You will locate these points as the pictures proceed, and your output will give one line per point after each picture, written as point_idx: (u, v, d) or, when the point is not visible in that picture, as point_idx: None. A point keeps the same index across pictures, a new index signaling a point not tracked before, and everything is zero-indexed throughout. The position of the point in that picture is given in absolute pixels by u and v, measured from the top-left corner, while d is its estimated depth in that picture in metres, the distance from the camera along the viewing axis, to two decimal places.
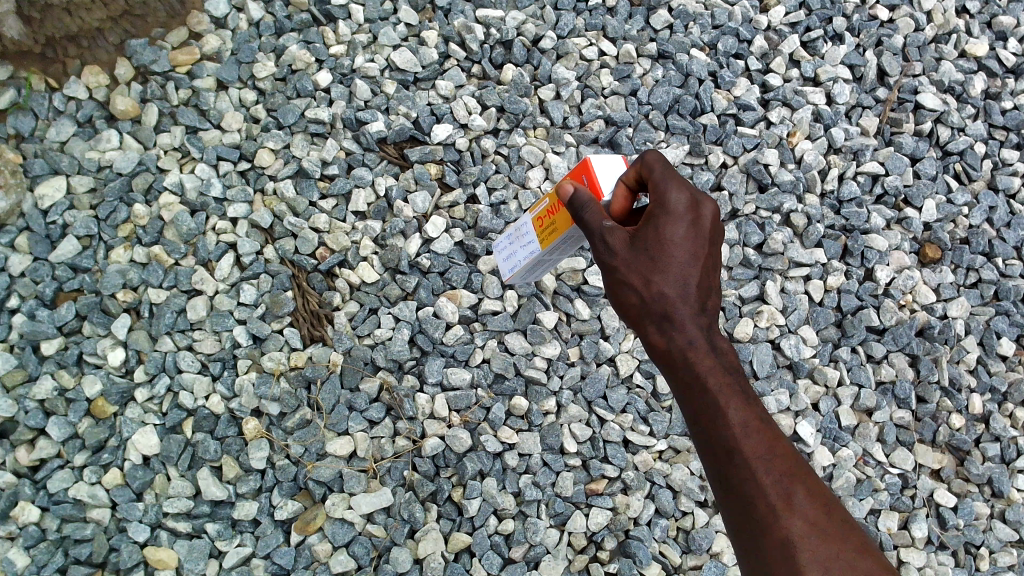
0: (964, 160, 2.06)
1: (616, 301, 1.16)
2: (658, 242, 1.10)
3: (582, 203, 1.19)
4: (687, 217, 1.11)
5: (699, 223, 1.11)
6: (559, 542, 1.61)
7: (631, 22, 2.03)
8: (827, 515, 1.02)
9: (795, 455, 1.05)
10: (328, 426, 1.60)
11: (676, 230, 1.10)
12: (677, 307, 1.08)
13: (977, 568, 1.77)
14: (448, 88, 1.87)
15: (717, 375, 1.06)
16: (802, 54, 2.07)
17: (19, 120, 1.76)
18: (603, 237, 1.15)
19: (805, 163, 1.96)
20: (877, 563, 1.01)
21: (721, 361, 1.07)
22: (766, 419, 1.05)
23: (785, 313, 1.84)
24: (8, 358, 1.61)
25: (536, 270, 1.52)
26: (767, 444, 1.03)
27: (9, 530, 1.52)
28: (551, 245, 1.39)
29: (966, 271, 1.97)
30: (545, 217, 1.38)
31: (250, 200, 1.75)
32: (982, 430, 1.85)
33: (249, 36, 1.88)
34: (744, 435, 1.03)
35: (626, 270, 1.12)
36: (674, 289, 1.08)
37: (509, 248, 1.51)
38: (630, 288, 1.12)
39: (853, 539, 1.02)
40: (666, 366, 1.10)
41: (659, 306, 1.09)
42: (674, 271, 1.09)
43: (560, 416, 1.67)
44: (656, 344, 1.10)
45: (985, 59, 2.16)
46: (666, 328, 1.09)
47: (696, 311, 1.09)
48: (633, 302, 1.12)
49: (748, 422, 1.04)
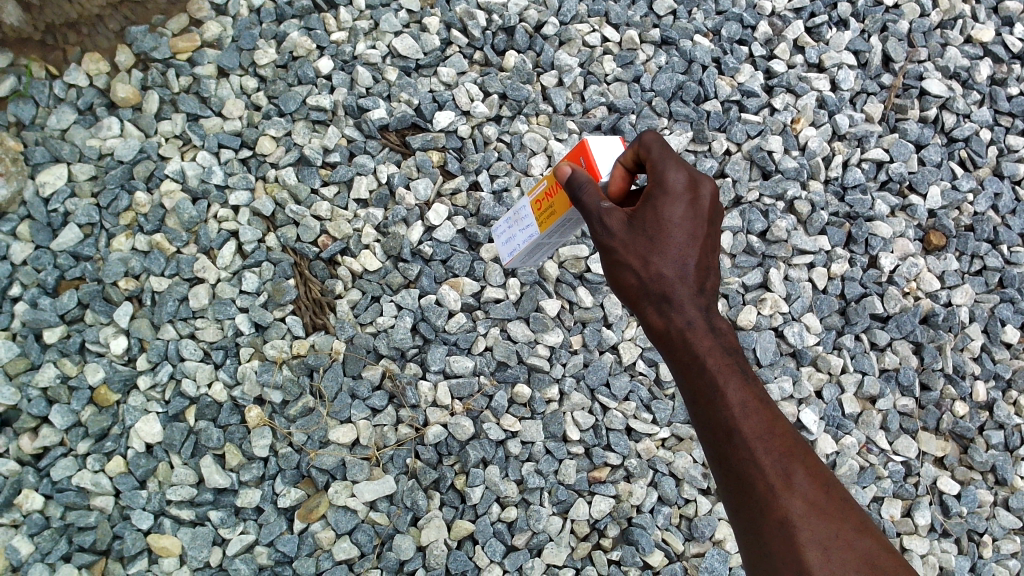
0: (969, 147, 2.05)
1: (614, 282, 1.15)
2: (656, 222, 1.09)
3: (580, 183, 1.19)
4: (685, 197, 1.10)
5: (698, 203, 1.10)
6: (561, 530, 1.61)
7: (635, 7, 2.00)
8: (827, 495, 1.02)
9: (794, 435, 1.05)
10: (330, 414, 1.60)
11: (674, 209, 1.09)
12: (675, 287, 1.08)
13: (980, 555, 1.76)
14: (450, 75, 1.86)
15: (716, 356, 1.05)
16: (806, 40, 2.05)
17: (19, 108, 1.75)
18: (602, 217, 1.15)
19: (808, 150, 1.95)
20: (878, 542, 1.00)
21: (720, 341, 1.07)
22: (765, 399, 1.05)
23: (789, 300, 1.83)
24: (10, 346, 1.61)
25: (537, 254, 1.52)
26: (767, 424, 1.03)
27: (13, 518, 1.53)
28: (550, 228, 1.38)
29: (971, 258, 1.96)
30: (543, 199, 1.38)
31: (251, 187, 1.75)
32: (985, 418, 1.85)
33: (249, 23, 1.86)
34: (743, 415, 1.03)
35: (624, 250, 1.11)
36: (673, 270, 1.08)
37: (509, 231, 1.52)
38: (628, 269, 1.11)
39: (854, 519, 1.02)
40: (665, 347, 1.10)
41: (658, 286, 1.08)
42: (672, 252, 1.08)
43: (562, 403, 1.67)
44: (655, 325, 1.10)
45: (990, 45, 2.15)
46: (665, 308, 1.08)
47: (695, 292, 1.08)
48: (632, 283, 1.11)
49: (747, 402, 1.03)
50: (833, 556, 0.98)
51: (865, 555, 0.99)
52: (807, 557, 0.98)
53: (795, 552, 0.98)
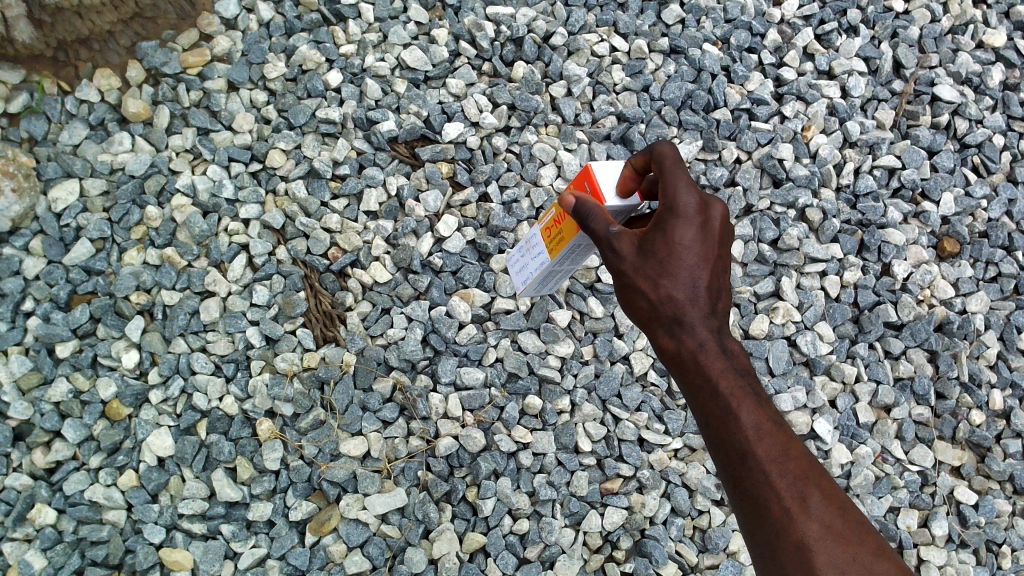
0: (983, 152, 2.03)
1: (626, 304, 1.15)
2: (667, 245, 1.08)
3: (587, 210, 1.19)
4: (696, 219, 1.09)
5: (709, 225, 1.09)
6: (574, 542, 1.60)
7: (643, 18, 2.01)
8: (842, 517, 1.01)
9: (809, 457, 1.03)
10: (341, 426, 1.60)
11: (685, 232, 1.08)
12: (687, 309, 1.07)
13: (999, 566, 1.74)
14: (459, 87, 1.87)
15: (729, 378, 1.04)
16: (816, 47, 2.04)
17: (32, 124, 1.77)
18: (611, 243, 1.15)
19: (819, 157, 1.94)
20: (895, 565, 0.99)
21: (733, 364, 1.05)
22: (779, 422, 1.04)
23: (801, 309, 1.82)
24: (23, 361, 1.62)
25: (550, 281, 1.51)
26: (781, 446, 1.02)
27: (26, 532, 1.53)
28: (561, 254, 1.37)
29: (986, 264, 1.94)
30: (553, 226, 1.37)
31: (262, 200, 1.75)
32: (1003, 426, 1.83)
33: (260, 37, 1.88)
34: (757, 438, 1.01)
35: (635, 273, 1.11)
36: (684, 292, 1.07)
37: (523, 260, 1.53)
38: (639, 293, 1.11)
39: (870, 542, 1.01)
40: (677, 370, 1.09)
41: (669, 309, 1.08)
42: (682, 274, 1.07)
43: (573, 415, 1.66)
44: (667, 347, 1.09)
45: (1002, 50, 2.14)
46: (676, 331, 1.07)
47: (707, 313, 1.07)
48: (643, 306, 1.11)
49: (760, 424, 1.02)
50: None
51: None
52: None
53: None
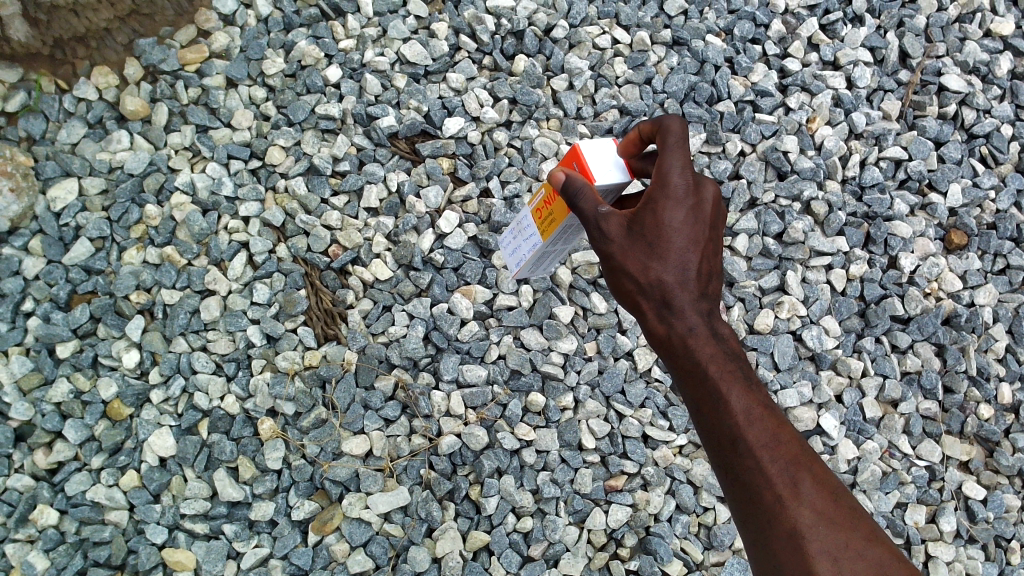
0: (990, 143, 2.00)
1: (614, 287, 1.14)
2: (656, 227, 1.07)
3: (575, 189, 1.14)
4: (687, 201, 1.07)
5: (700, 207, 1.08)
6: (578, 539, 1.58)
7: (645, 9, 1.98)
8: (834, 503, 0.99)
9: (800, 442, 1.03)
10: (343, 425, 1.59)
11: (676, 215, 1.07)
12: (675, 293, 1.06)
13: (1008, 562, 1.73)
14: (460, 81, 1.85)
15: (718, 363, 1.04)
16: (821, 38, 2.01)
17: (30, 122, 1.75)
18: (599, 223, 1.12)
19: (825, 149, 1.91)
20: (887, 550, 0.97)
21: (721, 347, 1.05)
22: (769, 405, 1.03)
23: (807, 303, 1.79)
24: (24, 361, 1.62)
25: (543, 263, 1.49)
26: (771, 431, 1.01)
27: (29, 533, 1.53)
28: (552, 236, 1.36)
29: (993, 257, 1.92)
30: (544, 208, 1.35)
31: (262, 198, 1.74)
32: (1012, 420, 1.81)
33: (258, 32, 1.86)
34: (747, 423, 1.01)
35: (623, 256, 1.10)
36: (673, 275, 1.06)
37: (513, 243, 1.50)
38: (627, 276, 1.10)
39: (863, 527, 0.99)
40: (666, 355, 1.08)
41: (658, 292, 1.07)
42: (672, 258, 1.06)
43: (577, 412, 1.65)
44: (656, 331, 1.09)
45: (1011, 38, 2.10)
46: (665, 314, 1.07)
47: (696, 297, 1.07)
48: (631, 288, 1.10)
49: (750, 409, 1.01)
50: (843, 565, 0.95)
51: (874, 562, 0.96)
52: (816, 568, 0.95)
53: (804, 563, 0.95)
